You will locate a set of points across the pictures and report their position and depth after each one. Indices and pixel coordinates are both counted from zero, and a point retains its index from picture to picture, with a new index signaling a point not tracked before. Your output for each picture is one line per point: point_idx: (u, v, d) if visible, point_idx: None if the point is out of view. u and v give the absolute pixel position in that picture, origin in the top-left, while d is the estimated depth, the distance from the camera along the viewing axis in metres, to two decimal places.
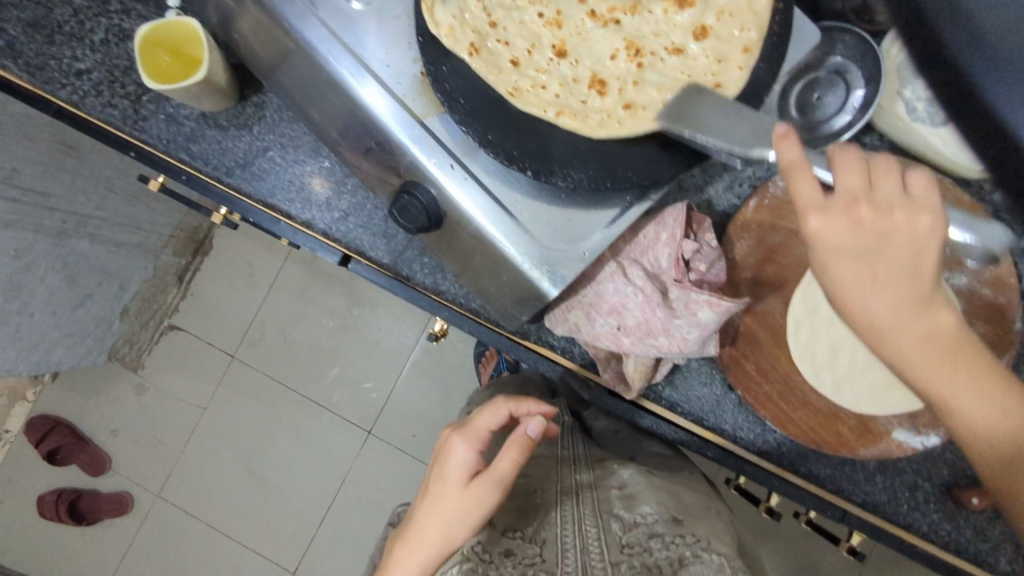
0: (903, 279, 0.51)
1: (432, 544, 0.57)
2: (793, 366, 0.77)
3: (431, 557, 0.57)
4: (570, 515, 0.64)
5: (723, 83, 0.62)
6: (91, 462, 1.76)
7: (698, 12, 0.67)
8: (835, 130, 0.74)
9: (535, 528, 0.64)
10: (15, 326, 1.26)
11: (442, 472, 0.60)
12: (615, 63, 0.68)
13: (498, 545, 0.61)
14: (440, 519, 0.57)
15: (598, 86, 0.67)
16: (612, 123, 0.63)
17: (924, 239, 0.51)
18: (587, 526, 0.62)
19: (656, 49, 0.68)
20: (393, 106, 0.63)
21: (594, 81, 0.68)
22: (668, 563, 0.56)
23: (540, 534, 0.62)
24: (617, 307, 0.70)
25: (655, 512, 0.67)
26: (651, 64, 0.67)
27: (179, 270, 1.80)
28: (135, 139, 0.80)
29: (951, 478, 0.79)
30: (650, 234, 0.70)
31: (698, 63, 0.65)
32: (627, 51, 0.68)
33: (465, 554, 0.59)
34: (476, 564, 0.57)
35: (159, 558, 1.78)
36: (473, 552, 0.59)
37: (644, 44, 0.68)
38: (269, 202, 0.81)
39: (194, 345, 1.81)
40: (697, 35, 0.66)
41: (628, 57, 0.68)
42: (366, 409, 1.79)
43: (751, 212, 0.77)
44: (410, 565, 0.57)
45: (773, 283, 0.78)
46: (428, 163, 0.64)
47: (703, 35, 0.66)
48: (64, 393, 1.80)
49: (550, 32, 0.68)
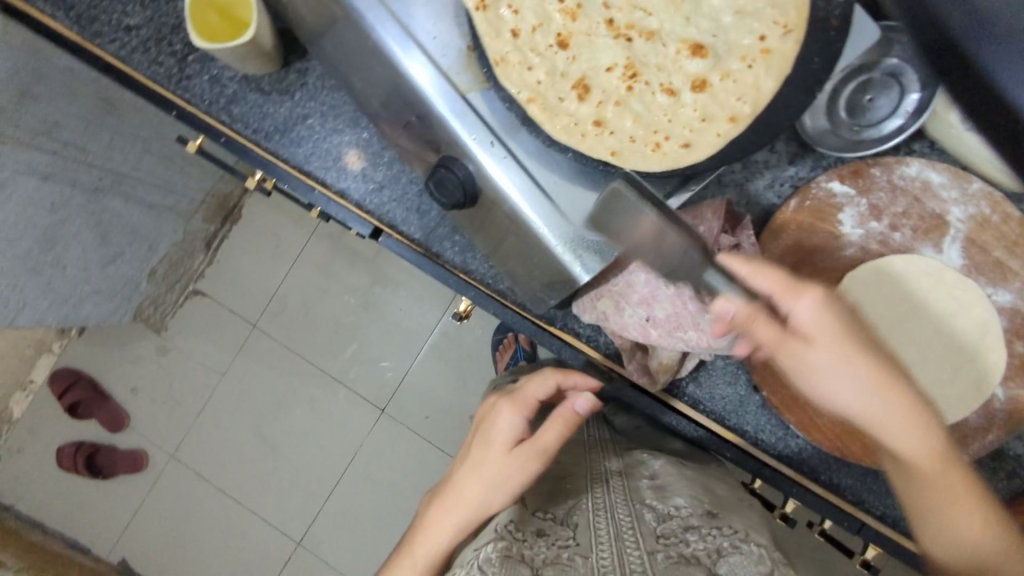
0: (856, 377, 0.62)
1: (470, 507, 0.62)
2: None
3: (470, 516, 0.62)
4: (603, 505, 0.64)
5: (692, 143, 0.61)
6: (110, 417, 1.80)
7: (708, 64, 0.61)
8: (884, 134, 0.73)
9: (568, 515, 0.63)
10: (48, 277, 1.29)
11: (485, 441, 0.66)
12: (608, 76, 0.62)
13: (530, 525, 0.60)
14: (480, 484, 0.63)
15: (579, 90, 0.62)
16: (575, 133, 0.61)
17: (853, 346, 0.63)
18: (620, 514, 0.62)
19: (653, 80, 0.62)
20: (436, 79, 0.63)
21: (580, 83, 0.62)
22: (706, 554, 0.55)
23: (571, 518, 0.63)
24: (647, 298, 0.69)
25: (688, 504, 0.66)
26: (639, 93, 0.62)
27: (208, 237, 1.82)
28: (178, 98, 0.80)
29: None
30: (686, 226, 0.69)
31: (682, 114, 0.61)
32: (624, 70, 0.62)
33: (500, 532, 0.57)
34: (509, 541, 0.55)
35: (169, 516, 1.82)
36: (507, 529, 0.57)
37: (643, 70, 0.62)
38: (305, 169, 0.81)
39: (217, 311, 1.84)
40: (695, 86, 0.61)
41: (622, 77, 0.62)
42: (381, 387, 1.80)
43: (791, 212, 0.75)
44: (451, 520, 0.62)
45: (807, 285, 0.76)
46: (468, 138, 0.63)
47: (701, 87, 0.61)
48: (89, 349, 1.84)
49: (563, 19, 0.62)
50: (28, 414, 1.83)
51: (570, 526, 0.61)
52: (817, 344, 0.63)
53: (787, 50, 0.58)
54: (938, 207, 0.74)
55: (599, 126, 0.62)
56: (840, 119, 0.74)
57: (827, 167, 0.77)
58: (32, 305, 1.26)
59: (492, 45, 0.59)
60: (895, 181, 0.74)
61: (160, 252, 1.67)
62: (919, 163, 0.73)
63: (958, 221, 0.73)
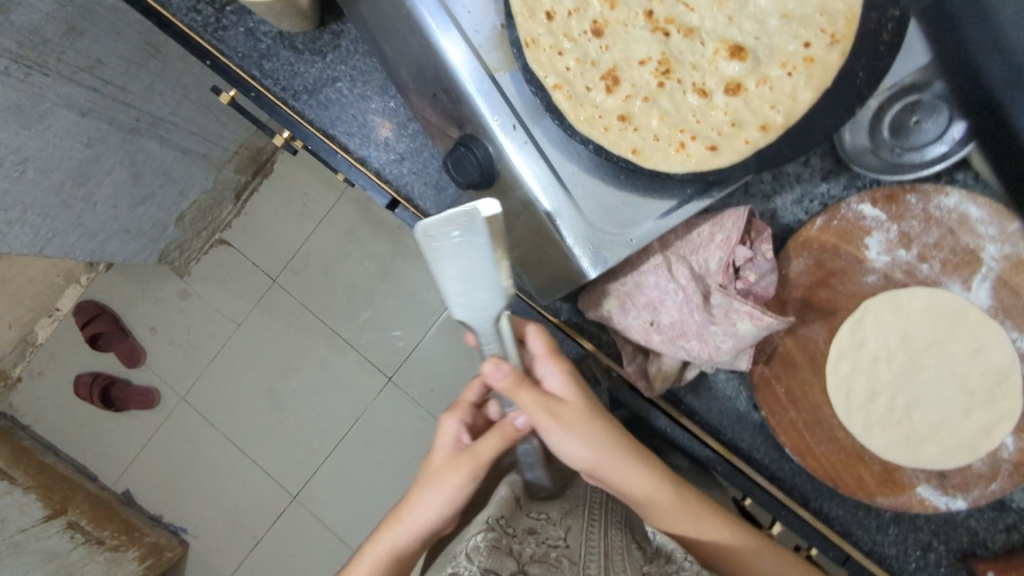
0: (588, 425, 0.62)
1: (418, 521, 0.60)
2: (826, 399, 0.74)
3: (412, 529, 0.60)
4: (599, 520, 0.67)
5: (719, 148, 0.58)
6: (127, 352, 1.85)
7: (746, 69, 0.58)
8: (925, 160, 0.70)
9: (560, 517, 0.65)
10: (79, 211, 1.32)
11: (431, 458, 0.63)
12: (640, 69, 0.60)
13: (521, 521, 0.60)
14: (426, 497, 0.60)
15: (609, 82, 0.60)
16: (599, 126, 0.59)
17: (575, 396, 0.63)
18: (614, 537, 0.65)
19: (686, 80, 0.60)
20: (470, 61, 0.62)
21: (610, 74, 0.60)
22: None
23: (563, 520, 0.64)
24: (653, 302, 0.68)
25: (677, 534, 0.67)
26: (670, 90, 0.60)
27: (238, 188, 1.85)
28: (212, 48, 0.80)
29: (969, 546, 0.75)
30: (705, 233, 0.67)
31: (712, 118, 0.59)
32: (657, 65, 0.60)
33: (489, 521, 0.55)
34: (500, 533, 0.54)
35: (173, 455, 1.87)
36: (499, 522, 0.56)
37: (677, 67, 0.60)
38: (329, 132, 0.81)
39: (239, 262, 1.86)
40: (728, 89, 0.59)
41: (654, 73, 0.60)
42: (390, 355, 1.82)
43: (816, 231, 0.72)
44: (394, 535, 0.60)
45: (823, 308, 0.74)
46: (490, 119, 0.62)
47: (734, 91, 0.59)
48: (113, 284, 1.89)
49: (599, 6, 0.60)
50: (51, 340, 1.89)
51: (561, 527, 0.63)
52: (567, 403, 0.61)
53: (831, 61, 0.55)
54: (972, 242, 0.70)
55: (624, 121, 0.60)
56: (882, 139, 0.71)
57: (861, 188, 0.74)
58: (62, 237, 1.29)
59: (526, 27, 0.58)
60: (930, 211, 0.70)
61: (190, 198, 1.70)
62: (959, 195, 0.69)
63: (992, 258, 0.70)
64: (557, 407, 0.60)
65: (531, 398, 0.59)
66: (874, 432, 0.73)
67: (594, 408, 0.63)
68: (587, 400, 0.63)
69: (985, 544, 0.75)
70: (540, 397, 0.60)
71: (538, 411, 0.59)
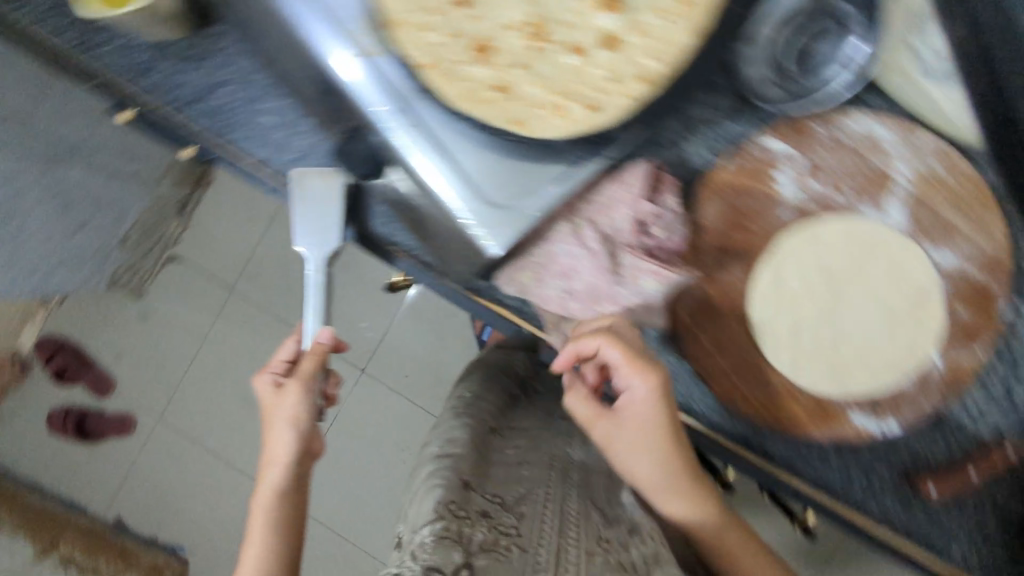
0: (650, 447, 0.74)
1: (282, 457, 0.74)
2: (752, 345, 0.76)
3: (282, 464, 0.73)
4: (554, 496, 0.79)
5: (604, 105, 0.64)
6: (95, 383, 1.85)
7: (620, 19, 0.65)
8: (835, 86, 0.71)
9: (516, 502, 0.77)
10: (12, 248, 1.27)
11: (267, 407, 0.77)
12: (510, 36, 0.65)
13: (476, 506, 0.74)
14: (276, 432, 0.74)
15: (479, 53, 0.64)
16: (484, 100, 0.63)
17: (646, 419, 0.72)
18: (569, 508, 0.78)
19: (561, 39, 0.65)
20: (345, 52, 0.59)
21: (477, 45, 0.64)
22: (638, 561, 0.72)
23: (517, 506, 0.76)
24: (568, 270, 0.71)
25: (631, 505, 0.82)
26: (547, 53, 0.65)
27: (181, 200, 1.71)
28: (89, 68, 0.76)
29: (910, 464, 0.76)
30: (608, 195, 0.70)
31: (592, 75, 0.65)
32: (527, 30, 0.65)
33: (440, 512, 0.71)
34: (449, 521, 0.69)
35: (160, 476, 1.86)
36: (449, 507, 0.71)
37: (552, 30, 0.65)
38: (225, 139, 0.78)
39: (193, 276, 1.86)
40: (605, 43, 0.65)
41: (526, 36, 0.65)
42: (359, 348, 1.80)
43: (729, 174, 0.74)
44: (271, 476, 0.74)
45: (738, 252, 0.75)
46: (376, 109, 0.60)
47: (612, 45, 0.65)
48: (71, 315, 1.85)
49: None
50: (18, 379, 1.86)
51: (516, 513, 0.75)
52: (625, 423, 0.74)
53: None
54: (881, 162, 0.73)
55: (503, 91, 0.64)
56: (789, 71, 0.71)
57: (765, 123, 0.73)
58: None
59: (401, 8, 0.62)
60: (836, 138, 0.72)
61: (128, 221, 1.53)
62: (867, 117, 0.72)
63: (906, 178, 0.73)
64: (626, 428, 0.74)
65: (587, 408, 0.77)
66: (780, 352, 0.76)
67: (654, 436, 0.73)
68: (664, 429, 0.73)
69: (926, 459, 0.76)
70: (596, 412, 0.77)
71: (592, 420, 0.77)
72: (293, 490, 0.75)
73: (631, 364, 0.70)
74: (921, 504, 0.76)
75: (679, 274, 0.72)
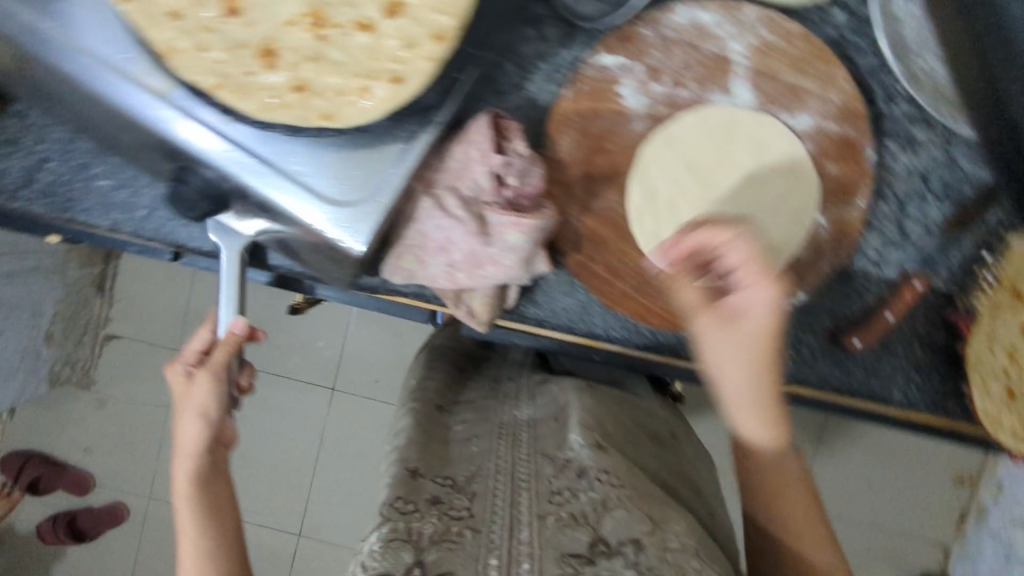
0: (762, 348, 0.76)
1: (195, 445, 0.73)
2: (638, 257, 0.86)
3: (194, 454, 0.73)
4: (501, 465, 0.86)
5: (402, 75, 0.70)
6: (74, 482, 1.81)
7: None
8: None
9: (469, 485, 0.83)
10: None
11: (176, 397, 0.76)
12: (292, 32, 0.68)
13: (426, 495, 0.79)
14: (184, 416, 0.74)
15: (266, 57, 0.68)
16: (286, 107, 0.70)
17: (775, 310, 0.75)
18: (518, 475, 0.83)
19: (343, 21, 0.68)
20: (130, 94, 0.66)
21: (265, 49, 0.68)
22: (590, 508, 0.76)
23: (468, 486, 0.82)
24: (443, 244, 0.79)
25: (580, 446, 0.87)
26: (335, 38, 0.69)
27: (96, 279, 1.74)
28: None
29: (833, 325, 0.90)
30: (461, 156, 0.78)
31: (385, 46, 0.69)
32: (308, 20, 0.68)
33: (387, 516, 0.74)
34: (394, 522, 0.72)
35: (170, 551, 1.85)
36: (395, 509, 0.75)
37: (328, 16, 0.68)
38: None
39: (136, 348, 1.80)
40: (388, 11, 0.68)
41: (308, 29, 0.68)
42: (322, 366, 1.80)
43: (570, 102, 0.83)
44: (183, 468, 0.73)
45: (607, 175, 0.85)
46: (183, 140, 0.69)
47: (397, 12, 0.68)
48: (32, 420, 1.82)
49: None
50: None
51: (468, 494, 0.81)
52: (742, 325, 0.75)
53: None
54: (715, 47, 0.81)
55: (300, 90, 0.69)
56: None
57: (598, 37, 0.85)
58: None
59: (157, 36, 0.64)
60: (664, 36, 0.81)
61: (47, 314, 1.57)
62: (685, 8, 0.81)
63: (740, 55, 0.82)
64: (748, 328, 0.75)
65: (713, 322, 0.76)
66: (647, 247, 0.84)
67: (761, 339, 0.75)
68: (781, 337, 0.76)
69: (843, 316, 0.90)
70: (708, 310, 0.76)
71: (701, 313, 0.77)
72: (212, 479, 0.75)
73: (758, 272, 0.74)
74: (850, 357, 0.90)
75: (543, 219, 0.78)
